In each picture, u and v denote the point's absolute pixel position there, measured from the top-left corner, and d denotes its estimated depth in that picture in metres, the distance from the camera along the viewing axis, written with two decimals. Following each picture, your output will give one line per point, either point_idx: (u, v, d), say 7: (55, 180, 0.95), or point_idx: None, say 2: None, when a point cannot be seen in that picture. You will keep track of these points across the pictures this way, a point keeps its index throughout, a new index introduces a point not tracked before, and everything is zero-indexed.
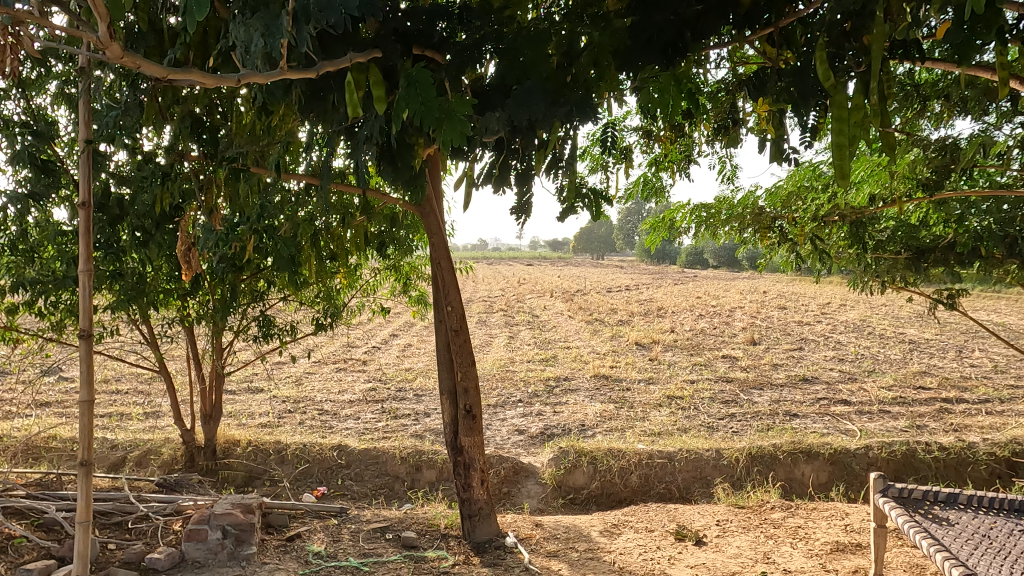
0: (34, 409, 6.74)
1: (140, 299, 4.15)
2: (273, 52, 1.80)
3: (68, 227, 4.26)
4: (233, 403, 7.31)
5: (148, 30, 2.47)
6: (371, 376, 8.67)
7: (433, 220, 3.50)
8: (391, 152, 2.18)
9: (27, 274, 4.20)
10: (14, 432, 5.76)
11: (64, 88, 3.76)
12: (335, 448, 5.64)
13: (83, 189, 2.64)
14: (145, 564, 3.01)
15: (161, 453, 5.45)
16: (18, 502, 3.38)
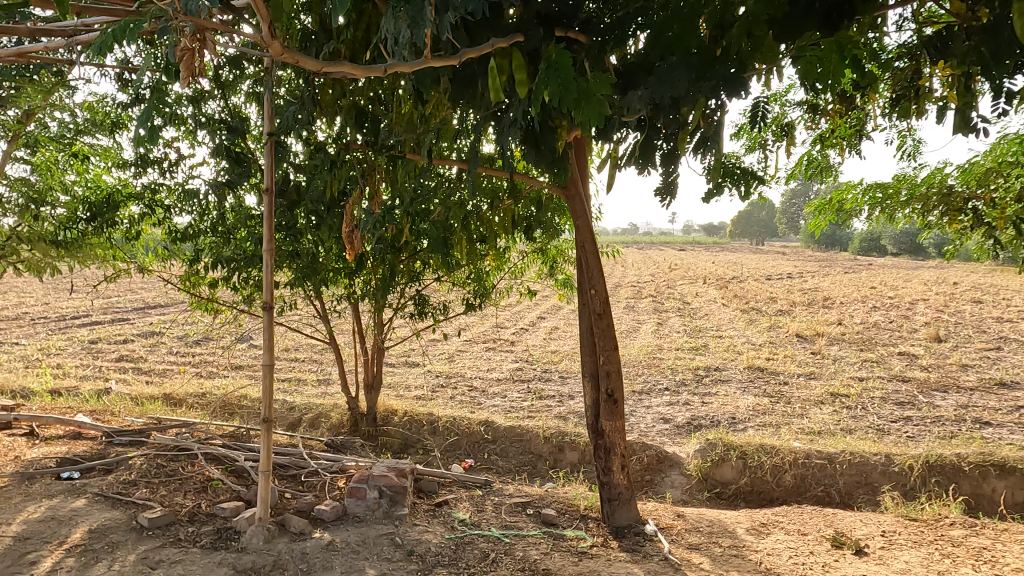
0: (231, 371, 7.75)
1: (313, 278, 4.60)
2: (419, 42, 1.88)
3: (257, 212, 4.81)
4: (392, 375, 7.90)
5: (320, 33, 2.70)
6: (519, 357, 8.93)
7: (578, 204, 3.48)
8: (535, 136, 2.24)
9: (223, 252, 4.83)
10: (215, 390, 6.67)
11: (255, 87, 4.23)
12: (482, 424, 5.89)
13: (266, 177, 3.05)
14: (314, 514, 3.34)
15: (330, 417, 6.02)
16: (216, 450, 3.93)
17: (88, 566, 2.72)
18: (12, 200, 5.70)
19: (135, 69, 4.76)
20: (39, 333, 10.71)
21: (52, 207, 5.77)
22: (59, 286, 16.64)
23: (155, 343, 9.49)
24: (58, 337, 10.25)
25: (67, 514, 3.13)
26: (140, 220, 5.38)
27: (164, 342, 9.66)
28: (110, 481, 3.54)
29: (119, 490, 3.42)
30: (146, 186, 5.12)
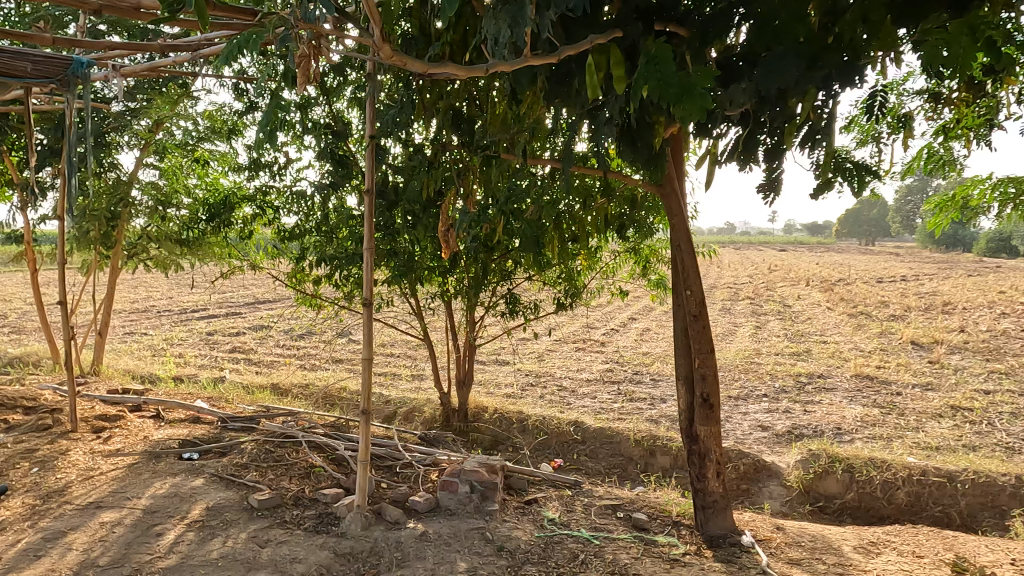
0: (331, 365, 8.14)
1: (409, 276, 4.74)
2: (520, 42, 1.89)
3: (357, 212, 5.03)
4: (483, 373, 8.03)
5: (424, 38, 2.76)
6: (609, 358, 8.83)
7: (674, 203, 3.39)
8: (631, 133, 2.22)
9: (326, 251, 5.08)
10: (317, 381, 7.03)
11: (357, 93, 4.42)
12: (572, 424, 5.87)
13: (367, 178, 3.18)
14: (409, 504, 3.45)
15: (423, 412, 6.20)
16: (319, 439, 4.13)
17: (205, 541, 2.93)
18: (143, 203, 6.27)
19: (249, 79, 5.11)
20: (164, 324, 11.69)
21: (176, 208, 6.34)
22: (181, 281, 18.09)
23: (264, 336, 10.13)
24: (180, 328, 11.14)
25: (188, 492, 3.40)
26: (252, 220, 5.75)
27: (273, 335, 10.29)
28: (224, 463, 3.81)
29: (232, 472, 3.68)
30: (259, 188, 5.49)
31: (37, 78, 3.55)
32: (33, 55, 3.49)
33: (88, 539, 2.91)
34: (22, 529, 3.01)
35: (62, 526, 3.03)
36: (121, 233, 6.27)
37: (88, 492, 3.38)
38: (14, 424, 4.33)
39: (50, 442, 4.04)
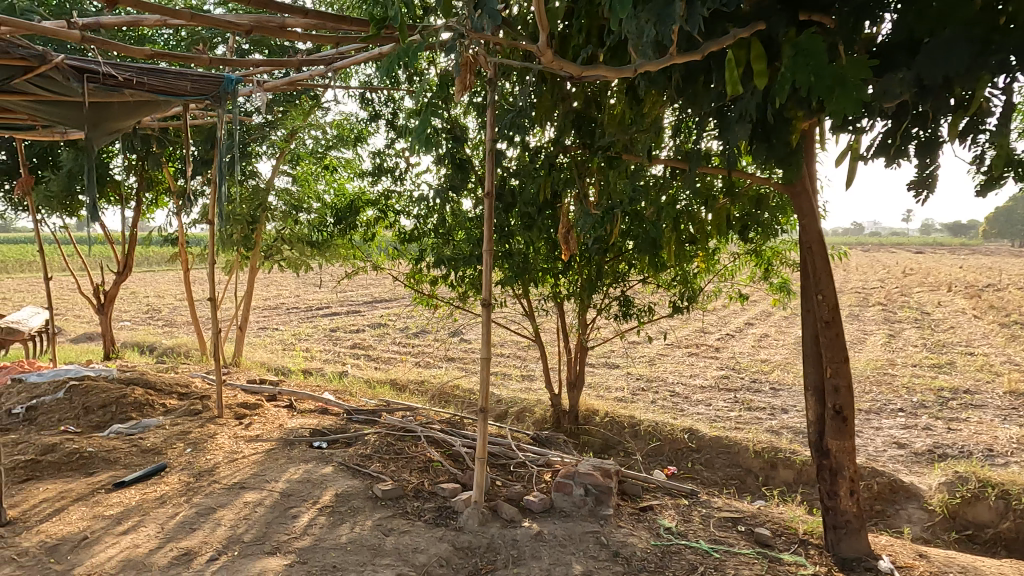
0: (444, 363, 8.39)
1: (523, 277, 4.77)
2: (663, 39, 1.83)
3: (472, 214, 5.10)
4: (593, 376, 7.97)
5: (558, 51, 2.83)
6: (725, 364, 8.49)
7: (806, 202, 3.20)
8: (766, 130, 2.17)
9: (444, 252, 5.23)
10: (432, 379, 7.27)
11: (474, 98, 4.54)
12: (686, 431, 5.70)
13: (487, 182, 3.28)
14: (523, 504, 3.49)
15: (534, 412, 6.25)
16: (437, 434, 4.26)
17: (335, 525, 3.11)
18: (279, 208, 6.78)
19: (373, 89, 5.40)
20: (293, 320, 12.55)
21: (307, 212, 6.80)
22: (307, 281, 19.36)
23: (382, 334, 10.62)
24: (307, 324, 11.92)
25: (319, 478, 3.62)
26: (374, 223, 6.03)
27: (389, 332, 10.76)
28: (350, 453, 4.03)
29: (358, 462, 3.88)
30: (382, 192, 5.76)
31: (195, 96, 3.92)
32: (191, 74, 3.85)
33: (235, 516, 3.17)
34: (179, 503, 3.33)
35: (212, 503, 3.33)
36: (259, 236, 6.80)
37: (233, 473, 3.70)
38: (170, 408, 4.81)
39: (200, 426, 4.45)
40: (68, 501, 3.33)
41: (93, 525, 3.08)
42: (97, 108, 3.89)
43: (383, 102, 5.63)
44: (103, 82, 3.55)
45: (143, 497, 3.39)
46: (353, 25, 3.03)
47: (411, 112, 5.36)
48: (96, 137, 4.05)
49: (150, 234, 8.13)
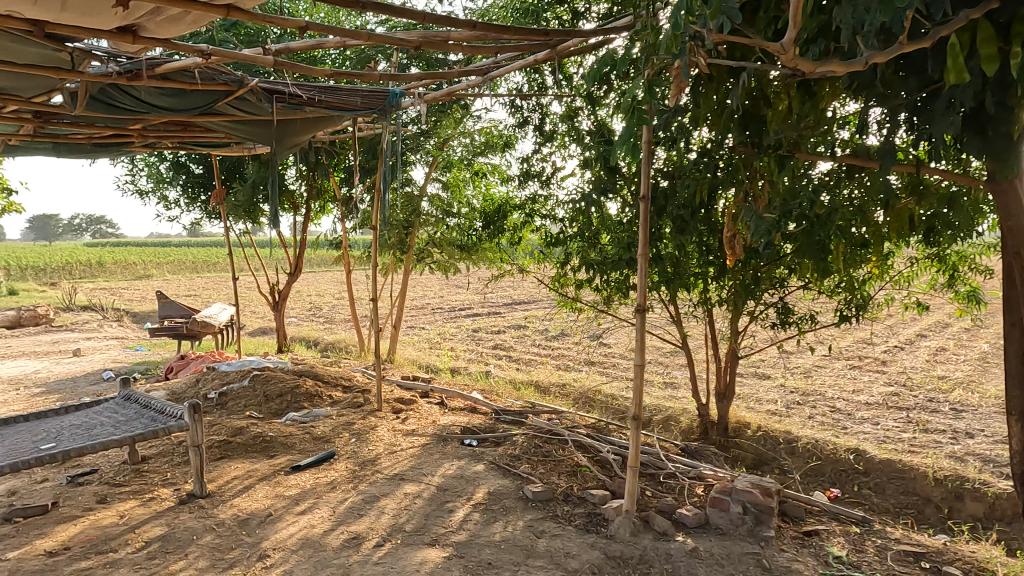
0: (585, 366, 8.35)
1: (676, 282, 4.50)
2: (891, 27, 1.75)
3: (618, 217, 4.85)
4: (742, 386, 7.56)
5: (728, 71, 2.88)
6: (894, 380, 7.70)
7: (1013, 200, 2.77)
8: (981, 121, 2.04)
9: (589, 256, 5.09)
10: (573, 382, 7.27)
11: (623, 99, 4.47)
12: (851, 452, 5.24)
13: (643, 185, 3.35)
14: (676, 517, 3.37)
15: (680, 422, 6.04)
16: (584, 438, 4.24)
17: (489, 522, 3.19)
18: (431, 213, 7.11)
19: (522, 95, 5.52)
20: (438, 320, 13.11)
21: (457, 217, 7.07)
22: (450, 282, 20.21)
23: (522, 335, 10.80)
24: (451, 325, 12.40)
25: (471, 475, 3.75)
26: (521, 227, 6.15)
27: (529, 334, 10.91)
28: (500, 452, 4.13)
29: (507, 462, 3.96)
30: (529, 197, 5.84)
31: (364, 111, 4.22)
32: (362, 91, 4.15)
33: (397, 505, 3.36)
34: (348, 489, 3.59)
35: (376, 491, 3.55)
36: (413, 240, 7.17)
37: (393, 464, 3.92)
38: (337, 399, 5.21)
39: (363, 418, 4.77)
40: (255, 480, 3.70)
41: (275, 504, 3.40)
42: (282, 125, 4.30)
43: (531, 108, 5.70)
44: (288, 101, 3.93)
45: (316, 481, 3.69)
46: (514, 34, 3.11)
47: (558, 117, 5.41)
48: (281, 151, 4.48)
49: (317, 238, 8.87)
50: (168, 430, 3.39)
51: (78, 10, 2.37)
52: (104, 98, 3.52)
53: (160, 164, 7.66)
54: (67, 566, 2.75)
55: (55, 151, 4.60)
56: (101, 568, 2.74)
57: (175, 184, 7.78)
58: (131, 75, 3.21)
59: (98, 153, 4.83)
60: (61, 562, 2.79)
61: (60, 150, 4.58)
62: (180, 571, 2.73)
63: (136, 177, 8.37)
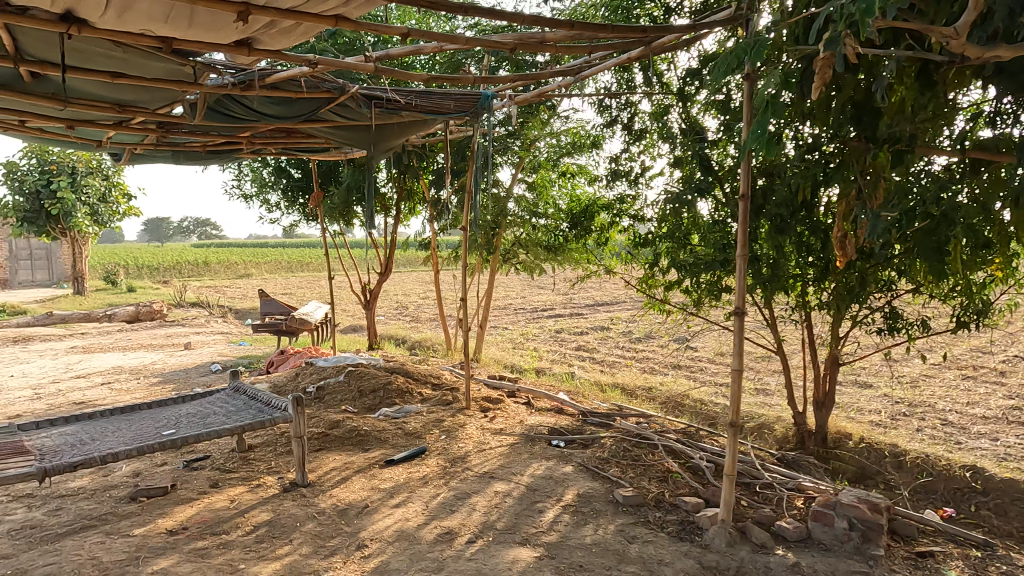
0: (671, 370, 8.15)
1: (774, 285, 4.27)
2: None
3: (709, 218, 4.60)
4: (841, 395, 7.16)
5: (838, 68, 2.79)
6: (1015, 392, 7.06)
7: None
8: None
9: (679, 258, 4.87)
10: (659, 386, 7.11)
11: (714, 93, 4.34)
12: (967, 469, 4.85)
13: (744, 184, 3.23)
14: (775, 529, 3.23)
15: (774, 430, 5.79)
16: (675, 444, 4.13)
17: (579, 525, 3.17)
18: (518, 214, 7.13)
19: (610, 94, 5.46)
20: (520, 320, 13.17)
21: (542, 217, 7.07)
22: (532, 283, 20.28)
23: (606, 337, 10.69)
24: (533, 325, 12.43)
25: (560, 476, 3.74)
26: (609, 227, 6.08)
27: (612, 336, 10.77)
28: (589, 455, 4.10)
29: (596, 464, 3.92)
30: (618, 197, 5.76)
31: (457, 113, 4.31)
32: (456, 94, 4.22)
33: (488, 504, 3.40)
34: (439, 485, 3.66)
35: (467, 488, 3.60)
36: (499, 241, 7.23)
37: (483, 463, 3.97)
38: (426, 397, 5.33)
39: (452, 415, 4.86)
40: (351, 472, 3.84)
41: (371, 496, 3.51)
42: (379, 130, 4.45)
43: (620, 107, 5.61)
44: (386, 106, 4.06)
45: (409, 476, 3.79)
46: (612, 32, 3.08)
47: (648, 116, 5.32)
48: (377, 155, 4.63)
49: (406, 239, 9.11)
50: (273, 421, 3.58)
51: (204, 26, 2.58)
52: (219, 108, 3.77)
53: (263, 169, 8.11)
54: (185, 545, 2.95)
55: (174, 158, 4.96)
56: (215, 548, 2.93)
57: (276, 189, 8.22)
58: (244, 85, 3.44)
59: (211, 160, 5.16)
60: (180, 541, 3.00)
61: (178, 157, 4.93)
62: (286, 555, 2.87)
63: (241, 182, 8.90)
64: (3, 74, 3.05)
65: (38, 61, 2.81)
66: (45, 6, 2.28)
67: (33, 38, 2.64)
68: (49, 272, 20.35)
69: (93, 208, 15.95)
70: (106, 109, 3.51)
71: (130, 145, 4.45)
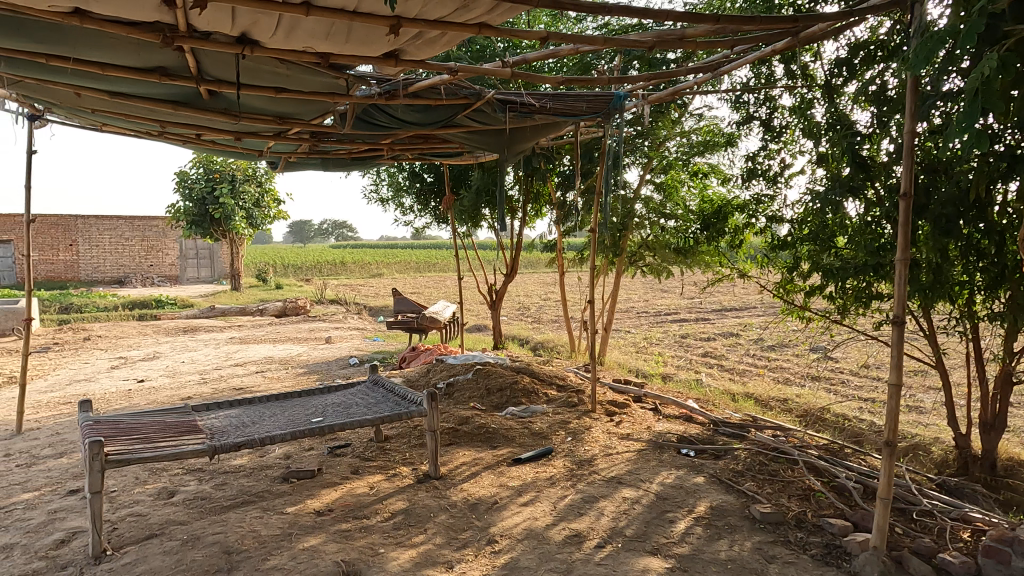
0: (809, 381, 7.64)
1: (935, 295, 3.85)
2: None
3: (854, 219, 4.27)
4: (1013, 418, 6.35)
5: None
6: None
7: None
8: None
9: (822, 262, 4.54)
10: (796, 398, 6.68)
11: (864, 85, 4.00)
12: None
13: (905, 181, 2.94)
14: (937, 562, 2.92)
15: (931, 452, 5.25)
16: (817, 461, 3.85)
17: (713, 539, 3.05)
18: (645, 215, 6.99)
19: (747, 89, 5.21)
20: (643, 324, 12.91)
21: (670, 219, 6.89)
22: (655, 286, 19.81)
23: (735, 343, 10.22)
24: (657, 330, 12.13)
25: (692, 487, 3.62)
26: (743, 228, 5.81)
27: (743, 343, 10.27)
28: (721, 466, 3.93)
29: (730, 477, 3.76)
30: (753, 197, 5.47)
31: (589, 115, 4.31)
32: (588, 95, 4.22)
33: (616, 509, 3.36)
34: (567, 487, 3.66)
35: (594, 492, 3.58)
36: (626, 243, 7.13)
37: (610, 467, 3.93)
38: (552, 398, 5.35)
39: (578, 418, 4.84)
40: (481, 468, 3.94)
41: (500, 493, 3.58)
42: (511, 133, 4.54)
43: (758, 103, 5.32)
44: (519, 110, 4.13)
45: (536, 475, 3.83)
46: (758, 24, 2.95)
47: (789, 111, 5.03)
48: (508, 158, 4.73)
49: (532, 241, 9.22)
50: (410, 414, 3.75)
51: (358, 41, 2.76)
52: (365, 117, 4.03)
53: (399, 174, 8.55)
54: (331, 526, 3.16)
55: (324, 165, 5.35)
56: (358, 531, 3.11)
57: (411, 192, 8.63)
58: (389, 94, 3.64)
59: (355, 166, 5.51)
60: (327, 521, 3.22)
61: (327, 164, 5.31)
62: (421, 544, 2.99)
63: (379, 186, 9.43)
64: (186, 94, 3.43)
65: (216, 81, 3.13)
66: (226, 30, 2.55)
67: (214, 59, 2.95)
68: (212, 270, 22.63)
69: (249, 213, 17.57)
70: (268, 122, 3.84)
71: (286, 154, 4.85)
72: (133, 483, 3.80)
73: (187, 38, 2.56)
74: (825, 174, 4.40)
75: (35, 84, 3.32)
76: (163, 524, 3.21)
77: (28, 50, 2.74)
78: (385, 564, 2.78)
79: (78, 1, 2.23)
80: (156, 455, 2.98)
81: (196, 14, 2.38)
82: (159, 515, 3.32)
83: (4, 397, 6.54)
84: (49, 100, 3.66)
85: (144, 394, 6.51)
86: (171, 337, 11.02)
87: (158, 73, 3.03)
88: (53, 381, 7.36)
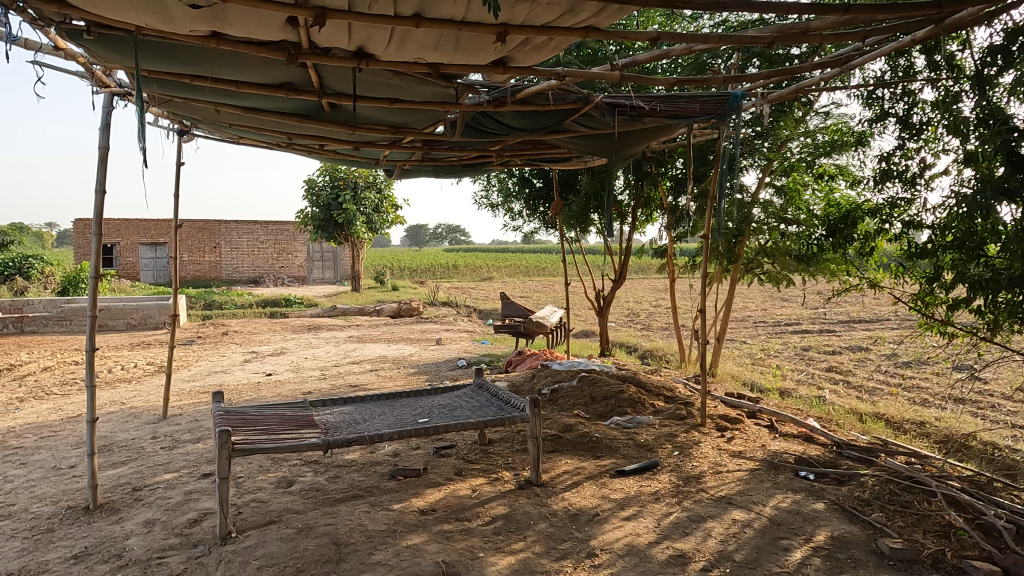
0: (951, 403, 6.90)
1: None
2: None
3: (1007, 225, 3.80)
4: None
5: None
6: None
7: None
8: None
9: (969, 273, 4.08)
10: (935, 421, 6.06)
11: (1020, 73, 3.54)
12: None
13: None
14: None
15: None
16: (959, 494, 3.44)
17: (833, 572, 2.80)
18: (763, 220, 6.63)
19: (880, 82, 4.79)
20: (761, 335, 12.26)
21: (792, 224, 6.48)
22: (775, 296, 18.76)
23: (864, 358, 9.45)
24: (776, 341, 11.46)
25: (810, 513, 3.36)
26: (875, 235, 5.35)
27: (873, 358, 9.47)
28: (844, 493, 3.62)
29: (855, 505, 3.45)
30: (886, 201, 5.02)
31: (703, 115, 4.13)
32: (702, 96, 4.04)
33: (724, 531, 3.18)
34: (672, 503, 3.52)
35: (701, 511, 3.41)
36: (742, 250, 6.78)
37: (719, 486, 3.74)
38: (659, 409, 5.19)
39: (686, 431, 4.66)
40: (582, 478, 3.87)
41: (602, 505, 3.50)
42: (621, 137, 4.44)
43: (894, 98, 4.88)
44: (629, 113, 4.02)
45: (641, 489, 3.72)
46: (893, 11, 2.69)
47: (930, 105, 4.57)
48: (617, 162, 4.62)
49: (642, 246, 9.01)
50: (513, 419, 3.76)
51: (466, 50, 2.80)
52: (474, 125, 4.09)
53: (509, 180, 8.65)
54: (434, 526, 3.23)
55: (436, 172, 5.49)
56: (459, 533, 3.15)
57: (520, 198, 8.71)
58: (497, 102, 3.68)
59: (466, 172, 5.62)
60: (430, 520, 3.29)
61: (439, 171, 5.46)
62: (520, 551, 2.98)
63: (489, 192, 9.59)
64: (310, 107, 3.64)
65: (336, 94, 3.30)
66: (343, 45, 2.67)
67: (334, 74, 3.11)
68: (336, 271, 23.98)
69: (370, 218, 18.49)
70: (384, 132, 4.00)
71: (400, 161, 5.04)
72: (257, 470, 4.09)
73: (309, 55, 2.70)
74: (971, 175, 3.96)
75: (182, 102, 3.65)
76: (281, 511, 3.41)
77: (175, 71, 3.01)
78: (483, 569, 2.80)
79: (215, 25, 2.42)
80: (276, 446, 3.16)
81: (316, 31, 2.51)
82: (278, 503, 3.54)
83: (155, 385, 7.26)
84: (194, 117, 4.01)
85: (271, 387, 7.00)
86: (297, 334, 11.78)
87: (285, 88, 3.24)
88: (195, 371, 8.08)
